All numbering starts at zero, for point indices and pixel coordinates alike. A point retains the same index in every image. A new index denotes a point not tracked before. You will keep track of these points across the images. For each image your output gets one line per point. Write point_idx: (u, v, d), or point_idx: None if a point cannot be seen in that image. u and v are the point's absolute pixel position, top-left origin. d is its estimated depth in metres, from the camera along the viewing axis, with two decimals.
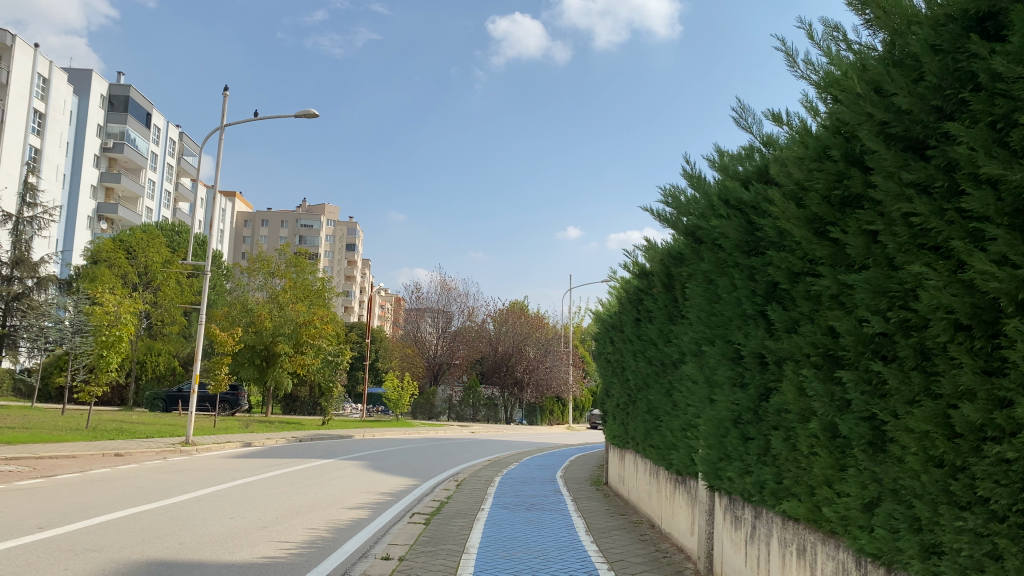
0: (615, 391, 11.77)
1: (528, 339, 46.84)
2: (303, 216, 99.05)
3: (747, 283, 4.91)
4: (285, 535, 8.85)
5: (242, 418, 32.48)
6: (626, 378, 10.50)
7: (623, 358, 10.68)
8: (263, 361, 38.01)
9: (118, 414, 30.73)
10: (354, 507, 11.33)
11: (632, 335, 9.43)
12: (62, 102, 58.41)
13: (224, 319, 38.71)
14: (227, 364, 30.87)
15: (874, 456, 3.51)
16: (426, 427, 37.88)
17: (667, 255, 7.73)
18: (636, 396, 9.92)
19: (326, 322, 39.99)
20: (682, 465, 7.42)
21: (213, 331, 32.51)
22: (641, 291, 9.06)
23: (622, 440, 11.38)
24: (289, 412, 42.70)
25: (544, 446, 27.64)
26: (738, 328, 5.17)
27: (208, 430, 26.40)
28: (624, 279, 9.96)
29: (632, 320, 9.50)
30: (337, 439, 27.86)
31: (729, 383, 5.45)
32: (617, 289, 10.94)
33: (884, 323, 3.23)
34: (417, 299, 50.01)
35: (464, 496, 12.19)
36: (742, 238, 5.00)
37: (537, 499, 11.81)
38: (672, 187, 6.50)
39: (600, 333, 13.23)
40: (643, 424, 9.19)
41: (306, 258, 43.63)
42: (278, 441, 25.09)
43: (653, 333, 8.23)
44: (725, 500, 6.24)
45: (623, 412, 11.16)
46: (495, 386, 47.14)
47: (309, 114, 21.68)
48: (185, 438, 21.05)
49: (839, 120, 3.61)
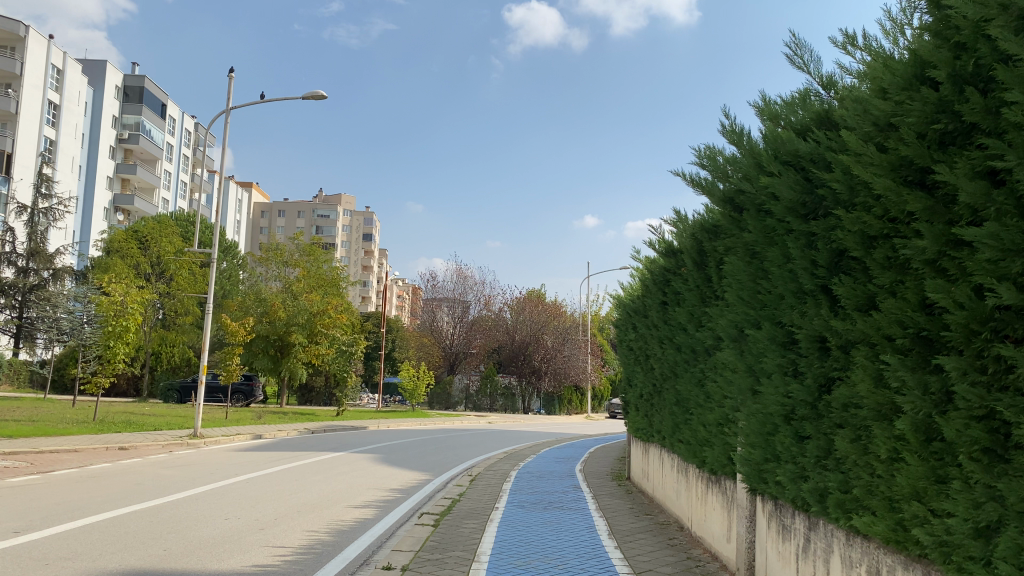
0: (638, 381, 10.98)
1: (546, 328, 46.15)
2: (319, 206, 98.68)
3: (806, 252, 4.11)
4: (282, 539, 8.15)
5: (255, 410, 32.01)
6: (651, 367, 9.69)
7: (647, 346, 9.88)
8: (277, 352, 37.53)
9: (131, 405, 30.33)
10: (361, 505, 10.66)
11: (658, 319, 8.62)
12: (77, 93, 58.16)
13: (237, 309, 38.30)
14: (239, 354, 30.33)
15: (993, 468, 2.69)
16: (443, 418, 37.26)
17: (698, 229, 6.93)
18: (662, 387, 9.10)
19: (340, 312, 39.43)
20: (716, 464, 6.62)
21: (225, 321, 31.97)
22: (668, 271, 8.25)
23: (646, 434, 10.58)
24: (305, 403, 42.18)
25: (563, 436, 26.82)
26: (791, 307, 4.37)
27: (220, 421, 25.89)
28: (648, 261, 9.14)
29: (658, 303, 8.69)
30: (351, 430, 27.26)
31: (779, 372, 4.63)
32: (640, 271, 10.13)
33: (1017, 293, 2.42)
34: (432, 288, 49.33)
35: (478, 493, 11.46)
36: (798, 199, 4.18)
37: (554, 496, 11.05)
38: (708, 148, 5.67)
39: (621, 320, 12.41)
40: (671, 418, 8.39)
41: (320, 247, 43.08)
42: (289, 432, 24.53)
43: (683, 316, 7.42)
44: (770, 506, 5.42)
45: (647, 404, 10.37)
46: (512, 375, 46.61)
47: (317, 96, 20.96)
48: (193, 430, 20.54)
49: (947, 30, 2.80)
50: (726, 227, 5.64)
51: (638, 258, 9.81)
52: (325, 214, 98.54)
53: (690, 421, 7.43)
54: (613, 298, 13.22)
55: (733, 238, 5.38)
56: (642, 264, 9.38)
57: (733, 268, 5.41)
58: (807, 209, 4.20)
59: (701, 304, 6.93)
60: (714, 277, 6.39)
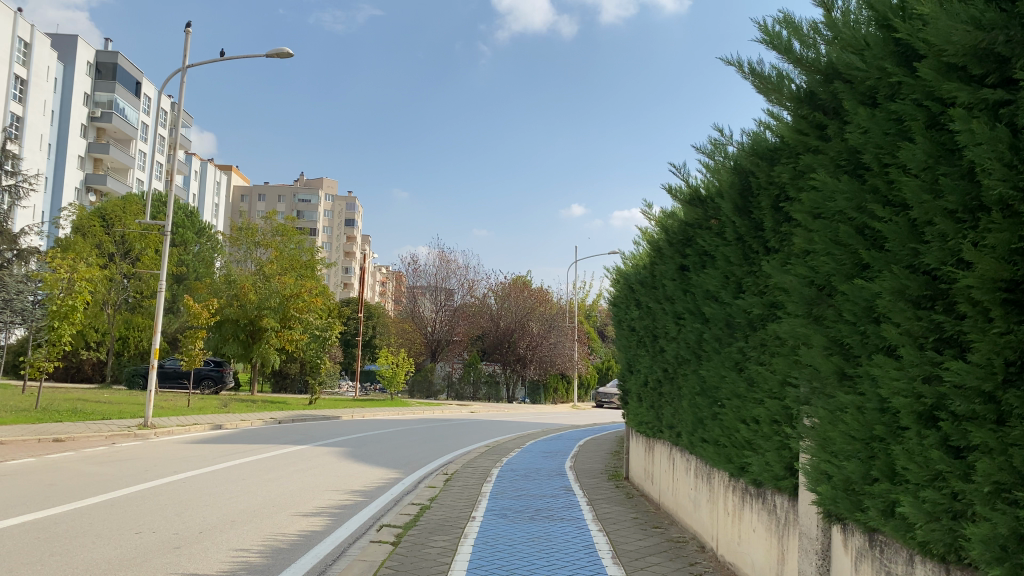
0: (641, 366, 9.31)
1: (531, 314, 44.36)
2: (300, 190, 96.19)
3: (996, 137, 2.40)
4: (199, 564, 6.40)
5: (221, 398, 30.07)
6: (664, 351, 7.99)
7: (657, 327, 8.19)
8: (248, 337, 35.79)
9: (89, 393, 28.32)
10: (311, 513, 8.91)
11: (676, 289, 6.89)
12: (45, 68, 55.60)
13: (206, 291, 36.41)
14: (201, 339, 28.30)
15: None
16: (422, 407, 35.43)
17: (738, 168, 5.23)
18: (677, 374, 7.41)
19: (315, 295, 37.60)
20: (763, 476, 4.92)
21: (188, 302, 30.13)
22: (691, 230, 6.50)
23: (653, 429, 8.90)
24: (279, 390, 40.27)
25: (550, 427, 25.08)
26: (950, 235, 2.66)
27: (180, 410, 23.99)
28: (663, 218, 7.37)
29: (676, 270, 6.95)
30: (322, 420, 25.42)
31: (911, 346, 2.94)
32: (651, 234, 8.40)
33: None
34: (414, 273, 47.33)
35: (452, 497, 9.74)
36: (981, 44, 2.46)
37: (542, 502, 9.36)
38: (781, 24, 3.92)
39: (622, 296, 10.70)
40: (688, 410, 6.73)
41: (294, 227, 40.98)
42: (254, 422, 22.64)
43: (713, 281, 5.72)
44: (862, 544, 3.74)
45: (654, 392, 8.68)
46: (496, 363, 44.54)
47: (284, 55, 19.07)
48: (144, 420, 18.62)
49: None
50: (803, 143, 3.92)
51: (652, 218, 8.06)
52: (307, 199, 96.23)
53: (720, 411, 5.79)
54: (611, 272, 11.48)
55: (824, 153, 3.64)
56: (655, 223, 7.62)
57: (815, 200, 3.70)
58: (992, 64, 2.50)
59: (745, 263, 5.20)
60: (773, 221, 4.64)
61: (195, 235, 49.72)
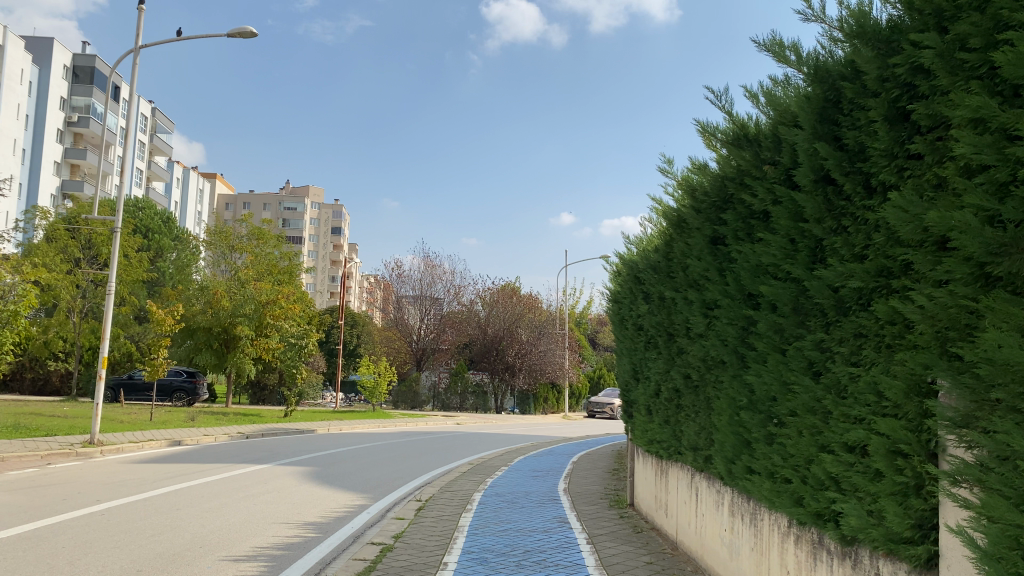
0: (652, 372, 7.67)
1: (520, 321, 42.63)
2: (286, 198, 94.09)
3: None
4: None
5: (190, 411, 28.20)
6: (686, 351, 6.32)
7: (676, 322, 6.54)
8: (222, 346, 34.02)
9: (47, 406, 26.30)
10: (244, 557, 7.14)
11: (707, 268, 5.24)
12: (19, 71, 53.54)
13: (177, 298, 34.51)
14: (167, 348, 26.49)
15: None
16: (406, 418, 33.56)
17: (821, 74, 3.60)
18: (705, 382, 5.76)
19: (293, 302, 35.70)
20: (864, 532, 3.27)
21: (152, 307, 28.29)
22: (731, 185, 4.84)
23: (669, 449, 7.23)
24: (257, 402, 38.38)
25: (541, 440, 23.33)
26: None
27: (141, 425, 22.07)
28: (686, 178, 5.72)
29: (706, 244, 5.31)
30: (295, 434, 23.57)
31: None
32: (667, 206, 6.75)
33: None
34: (398, 280, 45.54)
35: (423, 535, 8.02)
36: None
37: (531, 540, 7.63)
38: None
39: (625, 289, 9.02)
40: (725, 428, 5.09)
41: (272, 230, 39.22)
42: (218, 437, 20.74)
43: (773, 246, 4.10)
44: None
45: (670, 404, 7.04)
46: (484, 372, 42.62)
47: (247, 35, 17.37)
48: (90, 436, 16.65)
49: None
50: None
51: (671, 187, 6.45)
52: (293, 207, 94.30)
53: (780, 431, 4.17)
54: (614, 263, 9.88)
55: None
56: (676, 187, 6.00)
57: None
58: None
59: (829, 218, 3.58)
60: (892, 135, 3.01)
61: (172, 242, 47.79)
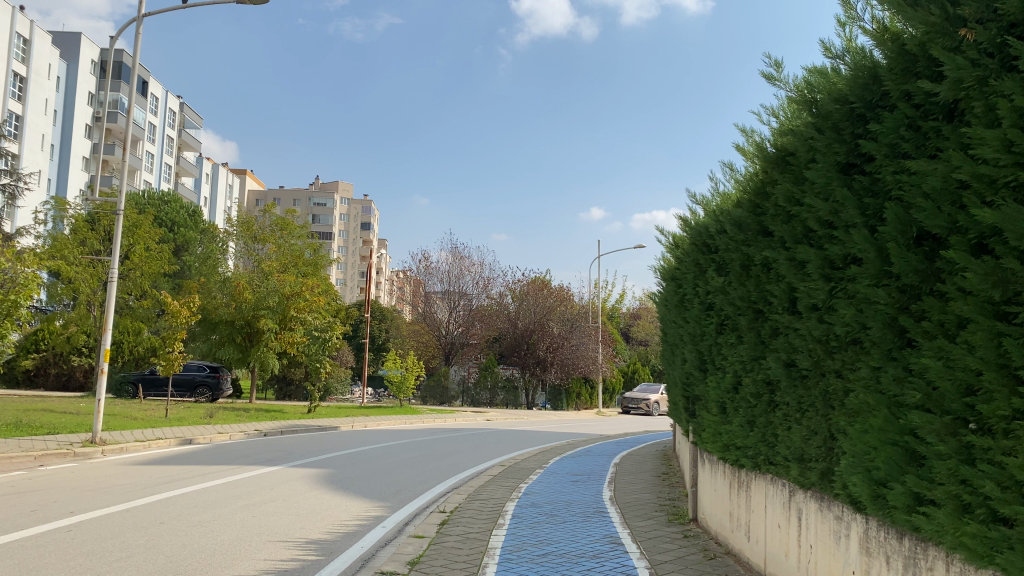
0: (731, 358, 6.15)
1: (552, 314, 41.03)
2: (315, 193, 93.36)
3: None
4: None
5: (210, 406, 27.11)
6: (790, 330, 4.78)
7: (773, 293, 5.02)
8: (245, 340, 33.06)
9: (65, 402, 25.39)
10: None
11: (844, 205, 3.72)
12: (47, 65, 52.97)
13: (199, 290, 33.62)
14: (182, 341, 25.46)
15: None
16: (435, 414, 32.23)
17: None
18: (828, 370, 4.23)
19: (319, 294, 34.50)
20: None
21: (169, 300, 27.32)
22: (887, 76, 3.33)
23: (757, 454, 5.70)
24: (283, 397, 37.36)
25: (577, 438, 21.79)
26: None
27: (154, 422, 20.93)
28: (801, 88, 4.22)
29: (836, 174, 3.82)
30: (316, 431, 22.30)
31: None
32: (757, 145, 5.21)
33: None
34: (426, 271, 44.11)
35: (447, 562, 6.49)
36: None
37: (579, 570, 6.10)
38: None
39: (689, 261, 7.48)
40: (871, 434, 3.55)
41: (295, 220, 38.07)
42: (232, 435, 19.45)
43: (990, 145, 2.57)
44: None
45: (759, 402, 5.51)
46: (515, 367, 41.25)
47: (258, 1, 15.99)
48: (92, 435, 15.40)
49: None
50: None
51: (772, 115, 4.93)
52: (322, 203, 93.40)
53: (995, 442, 2.64)
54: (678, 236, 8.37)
55: None
56: (785, 107, 4.49)
57: None
58: None
59: None
60: None
61: (198, 236, 46.93)
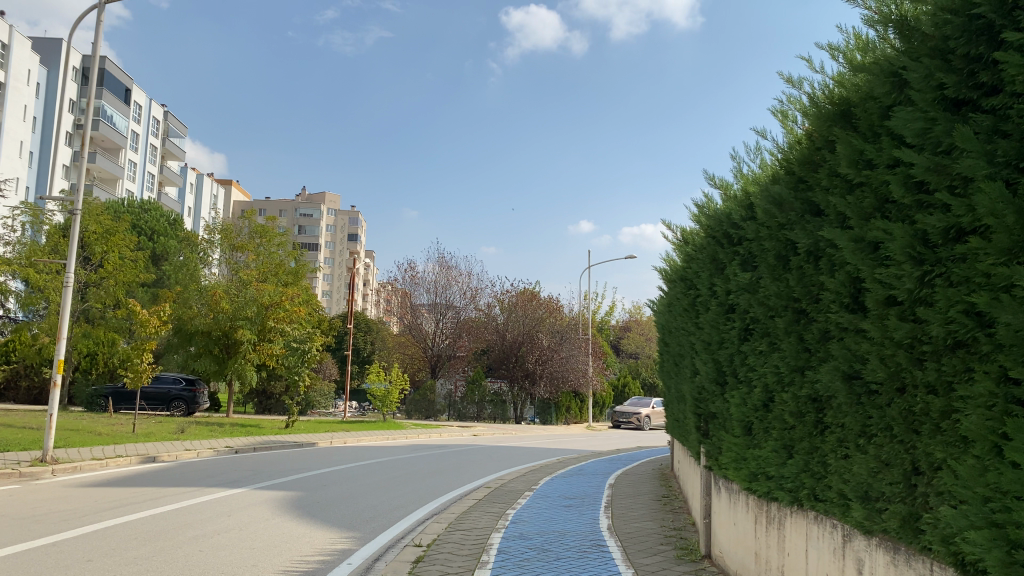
0: (762, 366, 5.10)
1: (540, 326, 39.89)
2: (301, 204, 92.06)
3: None
4: None
5: (183, 422, 25.77)
6: (855, 333, 3.71)
7: (829, 285, 3.95)
8: (222, 351, 31.71)
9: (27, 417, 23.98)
10: None
11: (959, 150, 2.68)
12: (25, 72, 51.56)
13: (175, 300, 32.30)
14: (150, 353, 24.21)
15: None
16: (419, 429, 31.00)
17: None
18: (916, 383, 3.18)
19: (299, 305, 33.32)
20: None
21: (139, 309, 26.05)
22: None
23: (799, 487, 4.61)
24: (262, 412, 36.00)
25: (567, 454, 20.71)
26: None
27: (118, 438, 19.61)
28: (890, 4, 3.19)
29: (944, 109, 2.79)
30: (291, 448, 21.04)
31: None
32: (809, 102, 4.18)
33: None
34: (411, 281, 43.01)
35: None
36: None
37: None
38: None
39: (706, 255, 6.44)
40: (1004, 474, 2.50)
41: (276, 228, 36.84)
42: (200, 452, 18.21)
43: None
44: None
45: (802, 423, 4.47)
46: (503, 380, 40.04)
47: None
48: (42, 453, 14.14)
49: None
50: None
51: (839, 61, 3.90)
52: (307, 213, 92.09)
53: None
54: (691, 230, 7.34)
55: None
56: (863, 38, 3.46)
57: None
58: None
59: None
60: None
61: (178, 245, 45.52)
